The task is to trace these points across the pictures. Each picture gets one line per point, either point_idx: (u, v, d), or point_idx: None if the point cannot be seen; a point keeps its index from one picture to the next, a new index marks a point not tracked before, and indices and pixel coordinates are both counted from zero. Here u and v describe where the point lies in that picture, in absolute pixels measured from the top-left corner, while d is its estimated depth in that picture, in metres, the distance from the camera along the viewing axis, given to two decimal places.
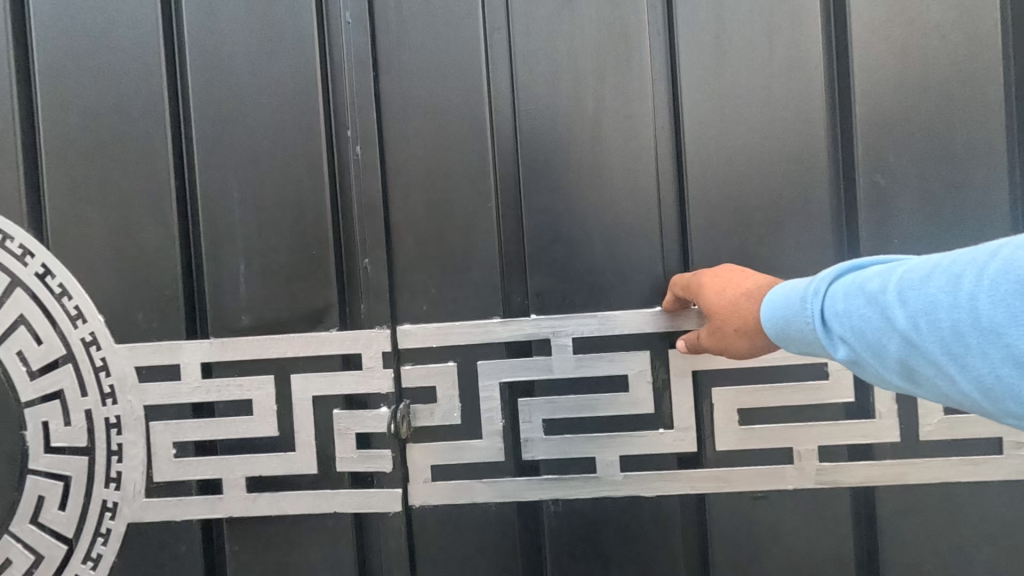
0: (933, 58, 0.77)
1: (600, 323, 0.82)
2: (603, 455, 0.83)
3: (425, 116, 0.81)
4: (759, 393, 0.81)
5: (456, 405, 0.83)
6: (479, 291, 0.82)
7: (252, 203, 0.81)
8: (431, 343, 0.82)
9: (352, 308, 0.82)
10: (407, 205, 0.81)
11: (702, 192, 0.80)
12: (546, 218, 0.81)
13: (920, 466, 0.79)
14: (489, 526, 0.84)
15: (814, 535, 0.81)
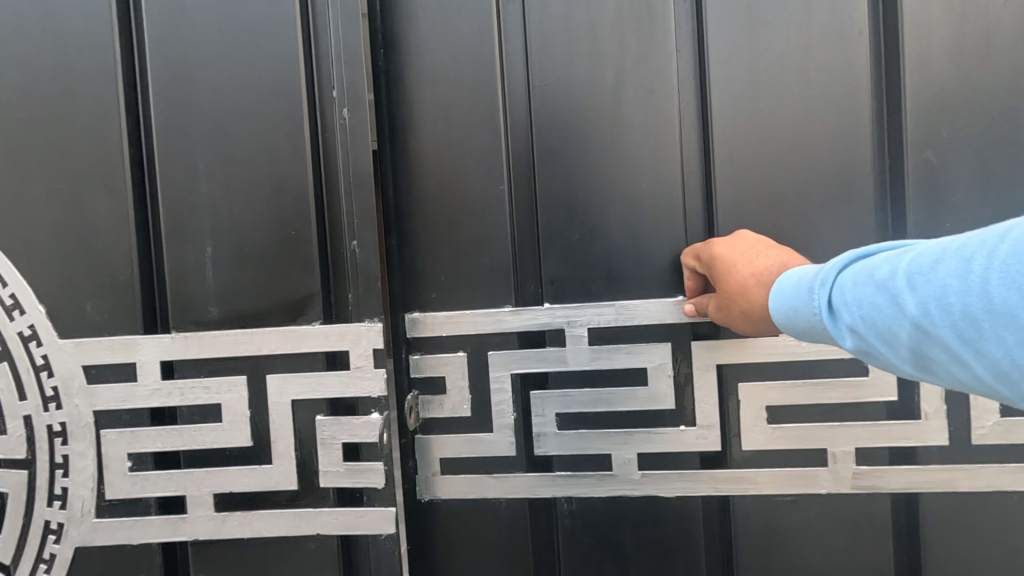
0: (994, 26, 0.70)
1: (618, 311, 0.76)
2: (619, 452, 0.78)
3: (435, 93, 0.76)
4: (791, 390, 0.75)
5: (466, 396, 0.79)
6: (491, 279, 0.78)
7: (228, 178, 0.73)
8: (439, 332, 0.79)
9: (339, 298, 0.75)
10: (416, 188, 0.77)
11: (730, 173, 0.74)
12: (562, 201, 0.76)
13: (969, 472, 0.73)
14: (500, 522, 0.81)
15: (847, 542, 0.76)
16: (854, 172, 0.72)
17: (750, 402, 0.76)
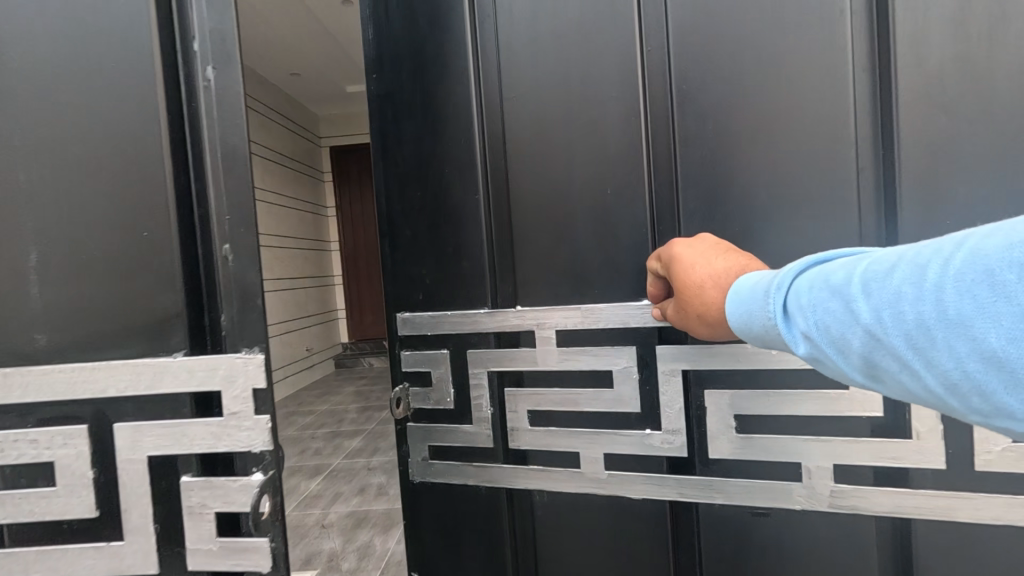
0: None
1: (585, 316, 0.70)
2: (587, 451, 0.73)
3: (418, 104, 0.77)
4: (762, 401, 0.66)
5: (448, 390, 0.78)
6: (468, 283, 0.76)
7: (74, 160, 0.57)
8: (424, 331, 0.78)
9: (213, 319, 0.59)
10: (407, 199, 0.79)
11: (698, 168, 0.67)
12: (536, 204, 0.73)
13: (976, 503, 0.60)
14: (480, 510, 0.80)
15: (828, 561, 0.68)
16: (832, 163, 0.63)
17: (717, 406, 0.68)
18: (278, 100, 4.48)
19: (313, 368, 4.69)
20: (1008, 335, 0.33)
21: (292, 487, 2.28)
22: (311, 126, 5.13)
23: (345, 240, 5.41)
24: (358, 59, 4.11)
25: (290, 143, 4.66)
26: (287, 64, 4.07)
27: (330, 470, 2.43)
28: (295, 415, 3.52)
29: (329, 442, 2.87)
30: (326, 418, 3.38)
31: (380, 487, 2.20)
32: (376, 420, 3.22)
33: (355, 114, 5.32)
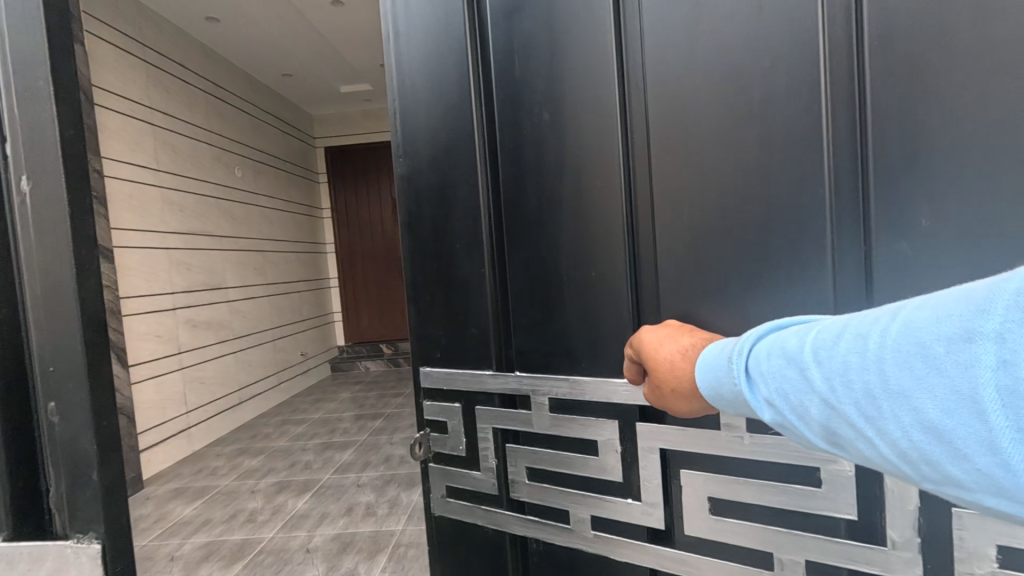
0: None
1: (575, 389, 0.62)
2: (577, 511, 0.64)
3: (433, 158, 0.70)
4: (733, 486, 0.55)
5: (461, 436, 0.72)
6: (477, 348, 0.70)
7: None
8: (440, 384, 0.73)
9: None
10: (424, 258, 0.72)
11: (673, 232, 0.56)
12: (535, 274, 0.64)
13: None
14: (485, 555, 0.73)
15: None
16: (798, 234, 0.49)
17: (696, 492, 0.57)
18: (272, 101, 4.42)
19: (309, 372, 4.64)
20: (946, 404, 0.27)
21: (279, 505, 2.22)
22: (306, 127, 5.07)
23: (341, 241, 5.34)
24: (351, 61, 4.05)
25: (284, 144, 4.60)
26: (280, 66, 4.01)
27: (318, 487, 2.38)
28: (288, 424, 3.46)
29: (320, 455, 2.82)
30: (318, 427, 3.33)
31: (368, 507, 2.14)
32: (369, 430, 3.17)
33: (351, 114, 5.26)
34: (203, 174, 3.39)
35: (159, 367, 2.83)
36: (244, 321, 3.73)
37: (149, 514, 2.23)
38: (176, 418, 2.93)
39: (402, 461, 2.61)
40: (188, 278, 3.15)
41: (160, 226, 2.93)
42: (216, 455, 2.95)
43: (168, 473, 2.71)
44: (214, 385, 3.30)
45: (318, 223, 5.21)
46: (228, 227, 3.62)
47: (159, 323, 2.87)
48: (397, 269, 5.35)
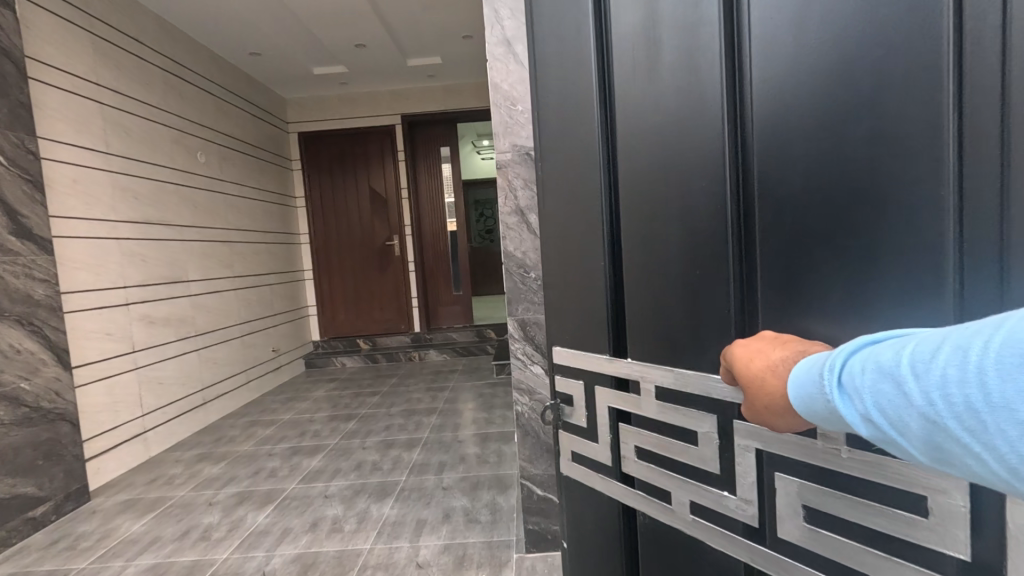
0: None
1: (678, 380, 0.49)
2: (675, 492, 0.52)
3: (558, 131, 0.61)
4: (829, 498, 0.39)
5: (581, 406, 0.63)
6: (595, 337, 0.60)
7: None
8: (566, 362, 0.65)
9: None
10: (551, 249, 0.66)
11: (773, 231, 0.43)
12: (643, 272, 0.53)
13: None
14: (599, 523, 0.64)
15: None
16: (907, 247, 0.35)
17: (783, 497, 0.43)
18: (239, 82, 4.16)
19: (280, 369, 4.42)
20: None
21: (238, 521, 2.05)
22: (277, 111, 4.81)
23: (316, 231, 5.10)
24: (324, 40, 3.82)
25: (253, 128, 4.34)
26: (246, 44, 3.76)
27: (282, 499, 2.20)
28: (255, 426, 3.25)
29: (286, 461, 2.63)
30: (288, 430, 3.13)
31: (335, 522, 1.98)
32: (341, 433, 2.99)
33: (325, 98, 5.01)
34: (161, 159, 3.15)
35: (109, 367, 2.61)
36: (208, 316, 3.51)
37: (93, 531, 2.04)
38: (129, 422, 2.71)
39: (374, 469, 2.44)
40: (143, 271, 2.92)
41: (110, 214, 2.70)
42: (173, 461, 2.74)
43: (120, 483, 2.50)
44: (173, 385, 3.08)
45: (291, 212, 4.96)
46: (189, 216, 3.39)
47: (110, 320, 2.65)
48: (375, 261, 5.15)
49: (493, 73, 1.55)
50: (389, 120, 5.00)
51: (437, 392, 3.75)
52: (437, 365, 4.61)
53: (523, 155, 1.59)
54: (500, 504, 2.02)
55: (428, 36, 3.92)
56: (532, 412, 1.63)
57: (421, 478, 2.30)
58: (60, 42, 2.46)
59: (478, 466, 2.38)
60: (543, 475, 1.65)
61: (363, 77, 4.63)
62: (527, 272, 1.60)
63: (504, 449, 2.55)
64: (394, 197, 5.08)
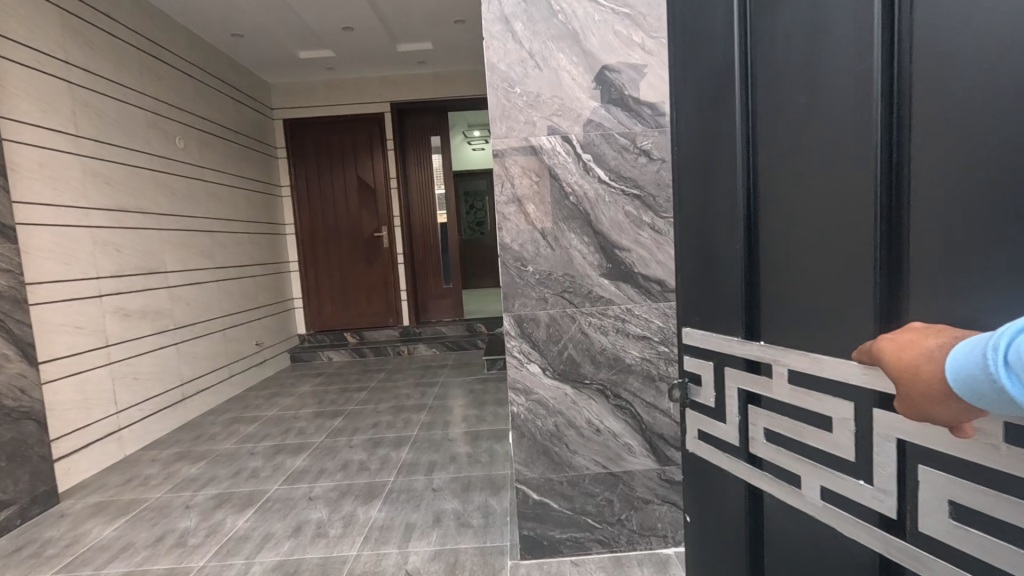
0: None
1: (815, 365, 0.43)
2: (805, 478, 0.46)
3: (703, 103, 0.58)
4: (986, 497, 0.33)
5: (710, 384, 0.58)
6: (729, 316, 0.56)
7: None
8: (699, 344, 0.60)
9: None
10: (689, 229, 0.63)
11: (923, 221, 0.37)
12: (783, 255, 0.49)
13: None
14: (728, 503, 0.59)
15: None
16: None
17: (924, 493, 0.36)
18: (220, 65, 3.99)
19: (264, 363, 4.28)
20: None
21: (215, 525, 1.94)
22: (260, 96, 4.64)
23: (302, 221, 4.96)
24: (309, 22, 3.66)
25: (235, 114, 4.18)
26: (228, 24, 3.60)
27: (262, 502, 2.10)
28: (237, 423, 3.14)
29: (268, 461, 2.52)
30: (271, 427, 3.02)
31: (319, 526, 1.89)
32: (327, 431, 2.88)
33: (312, 84, 4.85)
34: (137, 143, 3.00)
35: (80, 362, 2.48)
36: (187, 309, 3.37)
37: (60, 537, 1.92)
38: (103, 419, 2.59)
39: (360, 469, 2.35)
40: (117, 261, 2.78)
41: (80, 201, 2.55)
42: (150, 461, 2.62)
43: (92, 484, 2.37)
44: (150, 381, 2.95)
45: (276, 201, 4.81)
46: (167, 204, 3.24)
47: (81, 312, 2.51)
48: (363, 252, 5.02)
49: (489, 52, 1.45)
50: (378, 107, 4.86)
51: (426, 388, 3.65)
52: (426, 359, 4.51)
53: (522, 141, 1.49)
54: (493, 506, 1.94)
55: (418, 21, 3.79)
56: (528, 413, 1.55)
57: (409, 479, 2.21)
58: (24, 14, 2.29)
59: (469, 466, 2.30)
60: (540, 479, 1.57)
61: (351, 62, 4.48)
62: (524, 266, 1.51)
63: (496, 449, 2.47)
64: (382, 187, 4.94)
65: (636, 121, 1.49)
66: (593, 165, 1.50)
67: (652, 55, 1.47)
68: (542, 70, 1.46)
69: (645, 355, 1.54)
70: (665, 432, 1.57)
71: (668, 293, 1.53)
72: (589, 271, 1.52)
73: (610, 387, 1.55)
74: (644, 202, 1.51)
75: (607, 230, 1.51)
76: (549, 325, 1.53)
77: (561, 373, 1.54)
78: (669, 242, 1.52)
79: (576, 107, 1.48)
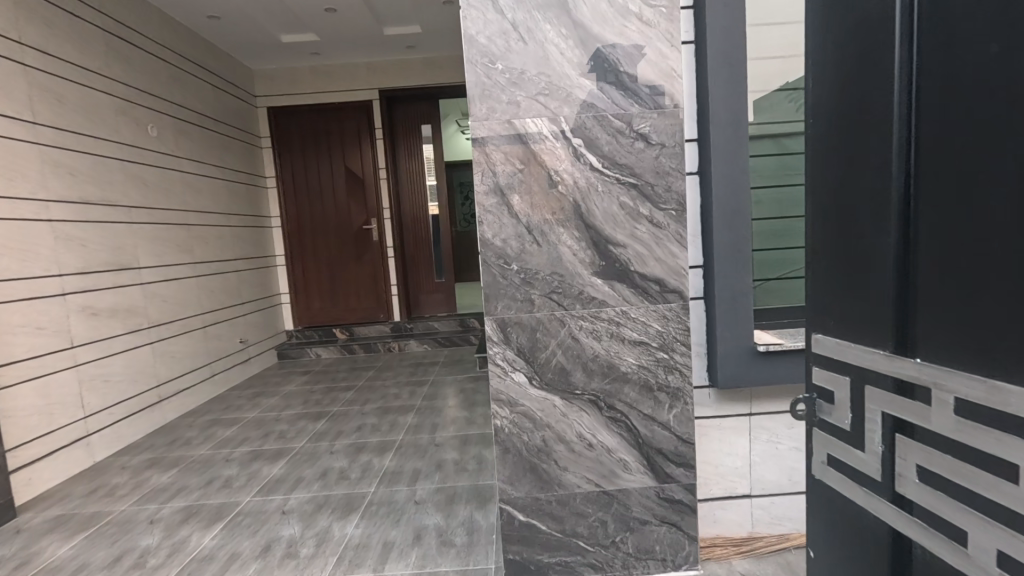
0: None
1: (994, 394, 0.33)
2: (973, 529, 0.35)
3: (849, 66, 0.45)
4: None
5: (847, 402, 0.47)
6: (875, 326, 0.44)
7: None
8: (837, 358, 0.49)
9: None
10: (822, 211, 0.50)
11: None
12: (953, 251, 0.36)
13: None
14: (862, 545, 0.47)
15: None
16: None
17: None
18: (198, 49, 3.81)
19: (249, 361, 4.13)
20: None
21: (179, 544, 1.80)
22: (243, 83, 4.45)
23: (288, 213, 4.79)
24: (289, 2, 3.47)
25: (214, 101, 3.99)
26: (205, 6, 3.42)
27: (231, 516, 1.95)
28: (216, 426, 2.99)
29: (243, 468, 2.38)
30: (250, 430, 2.88)
31: (290, 544, 1.75)
32: (309, 435, 2.75)
33: (297, 71, 4.66)
34: (103, 131, 2.82)
35: (42, 366, 2.32)
36: (163, 306, 3.21)
37: (10, 557, 1.78)
38: (69, 425, 2.44)
39: (340, 478, 2.20)
40: (84, 257, 2.62)
41: (41, 193, 2.39)
42: (120, 468, 2.47)
43: (55, 494, 2.23)
44: (122, 383, 2.80)
45: (260, 193, 4.63)
46: (139, 196, 3.07)
47: (42, 312, 2.35)
48: (352, 245, 4.85)
49: (466, 23, 1.28)
50: (366, 95, 4.67)
51: (416, 387, 3.52)
52: (418, 356, 4.36)
53: (504, 123, 1.32)
54: (478, 522, 1.80)
55: (404, 2, 3.60)
56: (512, 427, 1.40)
57: (390, 490, 2.07)
58: None
59: (455, 474, 2.17)
60: (526, 498, 1.43)
61: (337, 47, 4.28)
62: (508, 265, 1.35)
63: (485, 455, 2.33)
64: (371, 178, 4.77)
65: (633, 102, 1.32)
66: (584, 150, 1.33)
67: (650, 26, 1.30)
68: (527, 43, 1.30)
69: (640, 362, 1.39)
70: (664, 446, 1.42)
71: (668, 294, 1.37)
72: (580, 269, 1.36)
73: (604, 398, 1.40)
74: (641, 191, 1.35)
75: (600, 223, 1.35)
76: (536, 329, 1.37)
77: (549, 383, 1.39)
78: (669, 237, 1.36)
79: (565, 86, 1.31)
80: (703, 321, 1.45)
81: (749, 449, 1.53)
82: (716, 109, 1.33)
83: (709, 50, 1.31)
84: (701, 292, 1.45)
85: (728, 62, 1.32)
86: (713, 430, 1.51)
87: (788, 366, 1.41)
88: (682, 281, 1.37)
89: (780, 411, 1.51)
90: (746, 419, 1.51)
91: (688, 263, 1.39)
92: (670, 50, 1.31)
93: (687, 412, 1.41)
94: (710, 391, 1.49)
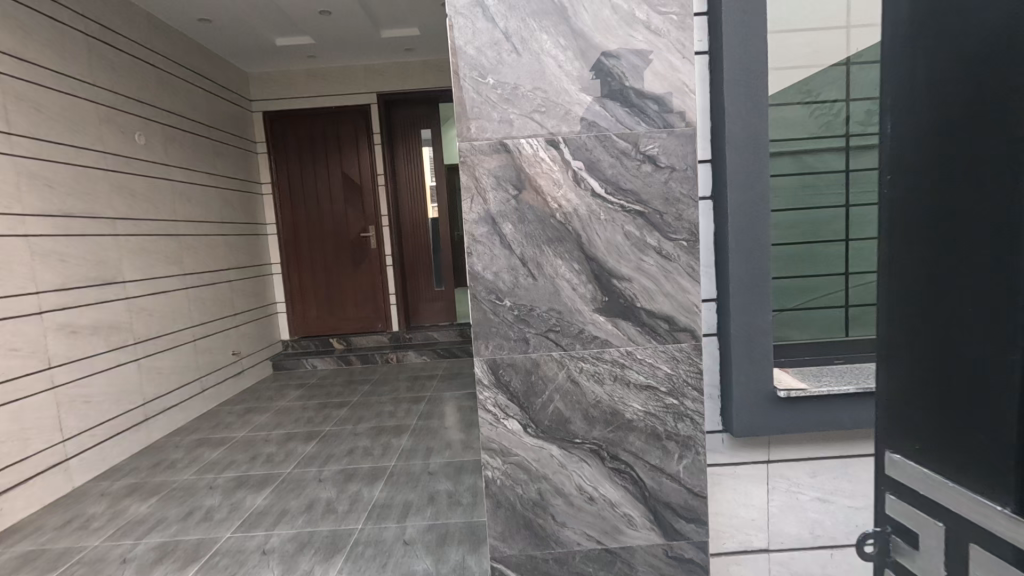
0: None
1: None
2: None
3: (959, 90, 0.30)
4: None
5: (938, 556, 0.33)
6: (995, 480, 0.29)
7: None
8: (922, 492, 0.34)
9: None
10: (905, 291, 0.35)
11: None
12: None
13: None
14: None
15: None
16: None
17: None
18: (188, 53, 3.70)
19: (243, 374, 4.02)
20: None
21: None
22: (237, 87, 4.33)
23: (284, 220, 4.67)
24: (282, 5, 3.35)
25: (205, 105, 3.88)
26: (194, 9, 3.31)
27: (208, 556, 1.83)
28: (203, 446, 2.88)
29: (226, 498, 2.25)
30: (238, 453, 2.75)
31: None
32: (297, 458, 2.63)
33: (293, 74, 4.54)
34: (86, 140, 2.70)
35: (18, 390, 2.21)
36: (150, 321, 3.09)
37: None
38: (46, 450, 2.32)
39: (326, 512, 2.08)
40: (63, 273, 2.50)
41: (16, 207, 2.27)
42: (98, 495, 2.35)
43: (27, 526, 2.11)
44: (105, 402, 2.69)
45: (255, 200, 4.52)
46: (124, 207, 2.96)
47: (16, 333, 2.22)
48: (349, 253, 4.73)
49: (454, 32, 1.15)
50: (364, 99, 4.54)
51: (413, 404, 3.38)
52: (415, 369, 4.23)
53: (495, 143, 1.18)
54: (471, 568, 1.67)
55: (401, 4, 3.46)
56: (505, 479, 1.27)
57: (379, 527, 1.94)
58: None
59: (449, 509, 2.03)
60: (520, 556, 1.29)
61: (333, 50, 4.16)
62: (500, 300, 1.22)
63: (481, 486, 2.19)
64: (369, 183, 4.64)
65: (639, 121, 1.18)
66: (585, 174, 1.20)
67: (658, 35, 1.16)
68: (521, 55, 1.16)
69: (647, 408, 1.25)
70: (672, 499, 1.28)
71: (678, 332, 1.24)
72: (580, 305, 1.23)
73: (606, 447, 1.27)
74: (649, 220, 1.21)
75: (602, 255, 1.22)
76: (529, 371, 1.24)
77: (546, 430, 1.26)
78: (679, 270, 1.22)
79: (563, 102, 1.18)
80: (716, 361, 1.32)
81: (766, 500, 1.38)
82: (733, 128, 1.19)
83: (726, 62, 1.17)
84: (714, 328, 1.31)
85: (746, 75, 1.18)
86: (726, 478, 1.37)
87: (811, 412, 1.27)
88: (694, 319, 1.23)
89: (800, 458, 1.36)
90: (763, 467, 1.36)
91: (700, 298, 1.25)
92: (681, 63, 1.17)
93: (698, 463, 1.27)
94: (724, 438, 1.34)
